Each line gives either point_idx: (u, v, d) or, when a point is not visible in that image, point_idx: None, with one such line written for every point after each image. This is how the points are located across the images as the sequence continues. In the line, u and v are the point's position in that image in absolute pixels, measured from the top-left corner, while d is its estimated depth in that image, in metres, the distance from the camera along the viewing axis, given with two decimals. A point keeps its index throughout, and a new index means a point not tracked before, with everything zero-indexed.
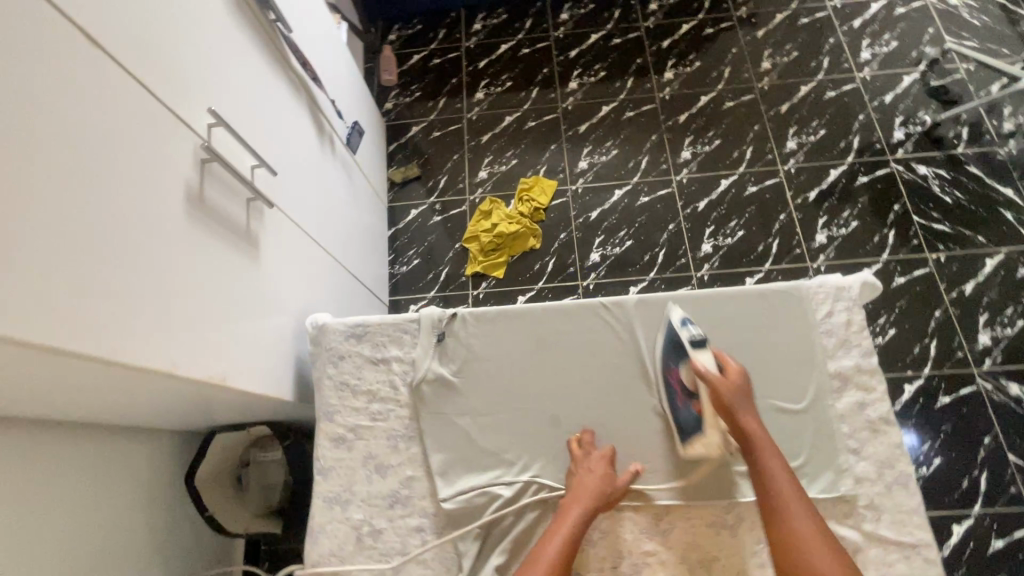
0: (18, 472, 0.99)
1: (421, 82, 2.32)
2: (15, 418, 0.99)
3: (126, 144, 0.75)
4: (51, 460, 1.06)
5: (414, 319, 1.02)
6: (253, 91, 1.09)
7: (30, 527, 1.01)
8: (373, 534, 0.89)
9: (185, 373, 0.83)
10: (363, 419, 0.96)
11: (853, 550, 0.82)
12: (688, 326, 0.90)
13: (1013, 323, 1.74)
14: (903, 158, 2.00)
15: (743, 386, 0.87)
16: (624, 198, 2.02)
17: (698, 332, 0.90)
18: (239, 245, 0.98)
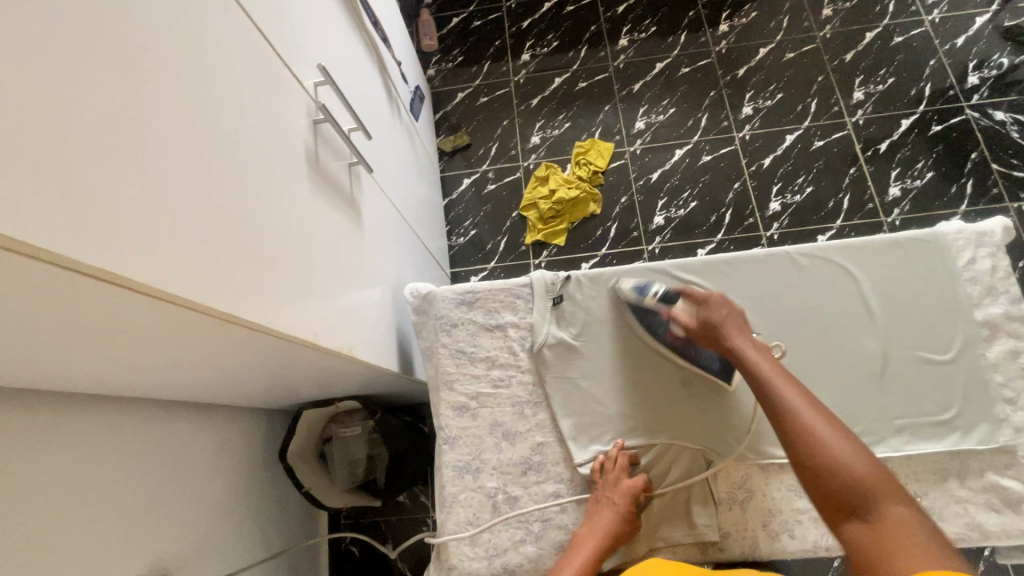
0: (120, 453, 0.97)
1: (463, 47, 2.23)
2: (116, 399, 0.97)
3: (257, 104, 0.73)
4: (153, 443, 1.05)
5: (526, 283, 0.99)
6: (343, 49, 1.05)
7: (133, 508, 0.98)
8: (509, 502, 0.87)
9: (322, 344, 0.82)
10: (485, 386, 0.94)
11: (1016, 501, 0.79)
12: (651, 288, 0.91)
13: None
14: (978, 104, 1.91)
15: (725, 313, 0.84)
16: (685, 159, 1.95)
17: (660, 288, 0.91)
18: (349, 213, 0.96)
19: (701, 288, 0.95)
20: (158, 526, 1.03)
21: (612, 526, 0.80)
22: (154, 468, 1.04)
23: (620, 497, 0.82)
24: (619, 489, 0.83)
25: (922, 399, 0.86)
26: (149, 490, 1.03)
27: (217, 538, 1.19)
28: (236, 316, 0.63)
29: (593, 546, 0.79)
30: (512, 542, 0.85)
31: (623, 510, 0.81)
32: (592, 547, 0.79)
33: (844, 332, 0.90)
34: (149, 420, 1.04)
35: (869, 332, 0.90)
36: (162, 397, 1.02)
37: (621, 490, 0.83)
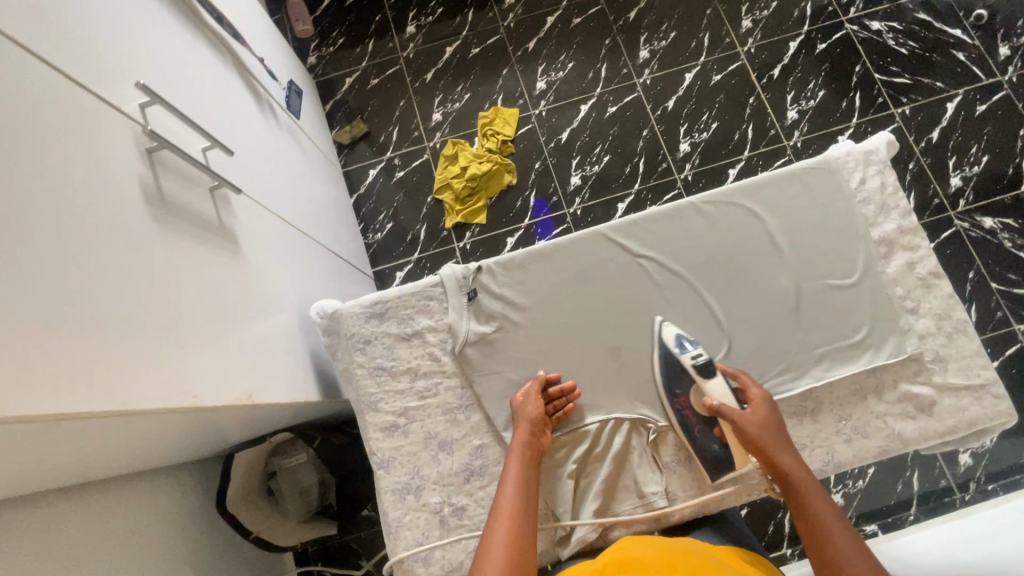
0: (39, 553, 0.86)
1: (341, 27, 2.06)
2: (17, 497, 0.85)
3: (59, 144, 0.59)
4: (64, 534, 0.91)
5: (437, 282, 0.92)
6: (177, 56, 0.90)
7: None
8: (456, 513, 0.83)
9: (210, 403, 0.71)
10: (411, 400, 0.88)
11: (928, 404, 0.84)
12: (688, 348, 0.84)
13: (978, 161, 1.80)
14: (856, 17, 1.97)
15: (767, 416, 0.80)
16: (592, 113, 1.91)
17: (701, 354, 0.84)
18: (218, 245, 0.84)
19: (617, 256, 0.92)
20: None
21: (528, 446, 0.80)
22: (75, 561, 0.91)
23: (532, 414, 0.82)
24: (530, 406, 0.83)
25: (836, 325, 0.88)
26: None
27: None
28: (70, 411, 0.51)
29: (515, 470, 0.77)
30: (466, 552, 0.82)
31: (535, 426, 0.81)
32: (516, 471, 0.77)
33: (758, 273, 0.90)
34: (47, 512, 0.90)
35: (780, 268, 0.90)
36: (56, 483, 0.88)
37: (535, 404, 0.83)
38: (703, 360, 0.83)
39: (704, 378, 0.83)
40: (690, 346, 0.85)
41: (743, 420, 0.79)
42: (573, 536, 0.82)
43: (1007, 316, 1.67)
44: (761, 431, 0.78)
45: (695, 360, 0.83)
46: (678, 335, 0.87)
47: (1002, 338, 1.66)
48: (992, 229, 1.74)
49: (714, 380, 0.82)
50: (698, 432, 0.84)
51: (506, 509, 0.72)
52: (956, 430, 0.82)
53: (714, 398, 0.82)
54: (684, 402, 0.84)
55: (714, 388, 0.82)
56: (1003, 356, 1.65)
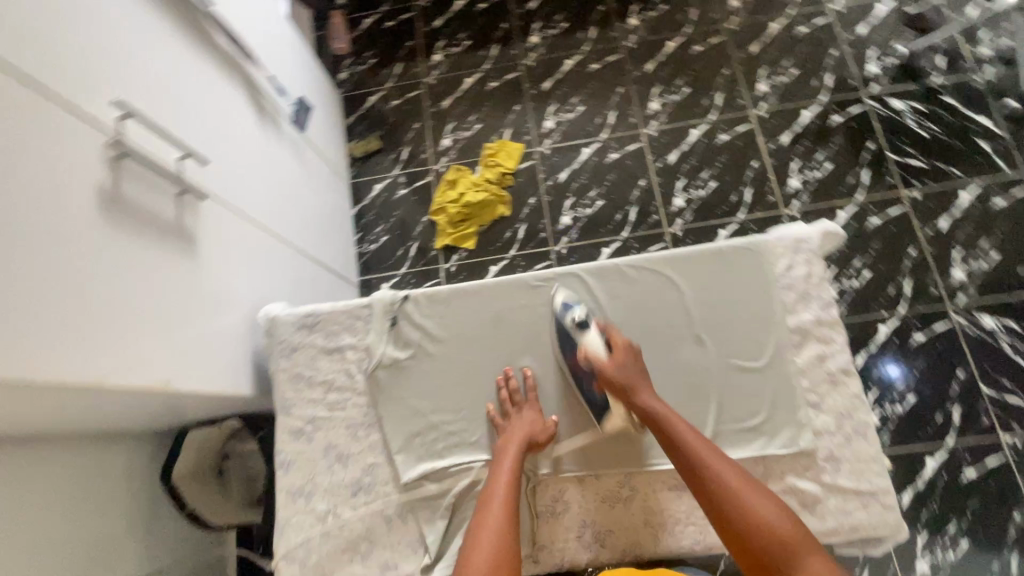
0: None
1: (375, 49, 2.21)
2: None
3: (24, 150, 0.70)
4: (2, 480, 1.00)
5: (366, 304, 0.99)
6: (171, 75, 1.02)
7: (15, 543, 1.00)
8: (338, 523, 0.89)
9: (116, 384, 0.78)
10: (321, 409, 0.95)
11: (812, 501, 0.83)
12: (571, 310, 0.91)
13: (987, 256, 1.72)
14: (877, 93, 1.93)
15: (631, 360, 0.87)
16: (593, 156, 1.96)
17: (582, 314, 0.91)
18: (172, 243, 0.94)
19: (534, 303, 0.96)
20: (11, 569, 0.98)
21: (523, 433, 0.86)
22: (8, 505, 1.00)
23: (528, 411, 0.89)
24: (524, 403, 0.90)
25: (733, 405, 0.88)
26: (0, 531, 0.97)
27: (112, 561, 1.20)
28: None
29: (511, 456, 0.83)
30: (340, 562, 0.87)
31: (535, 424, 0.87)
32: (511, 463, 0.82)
33: (665, 340, 0.92)
34: (13, 458, 1.02)
35: (689, 341, 0.92)
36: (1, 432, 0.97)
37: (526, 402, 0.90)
38: (581, 317, 0.91)
39: (580, 333, 0.90)
40: (576, 309, 0.92)
41: (608, 369, 0.86)
42: (437, 568, 0.85)
43: (994, 423, 1.58)
44: (624, 373, 0.86)
45: (576, 320, 0.91)
46: (568, 300, 0.94)
47: (984, 445, 1.57)
48: (991, 328, 1.66)
49: (588, 334, 0.89)
50: (589, 387, 0.91)
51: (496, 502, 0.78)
52: (836, 533, 0.82)
53: (588, 348, 0.88)
54: (574, 361, 0.92)
55: (589, 340, 0.89)
56: (984, 465, 1.55)
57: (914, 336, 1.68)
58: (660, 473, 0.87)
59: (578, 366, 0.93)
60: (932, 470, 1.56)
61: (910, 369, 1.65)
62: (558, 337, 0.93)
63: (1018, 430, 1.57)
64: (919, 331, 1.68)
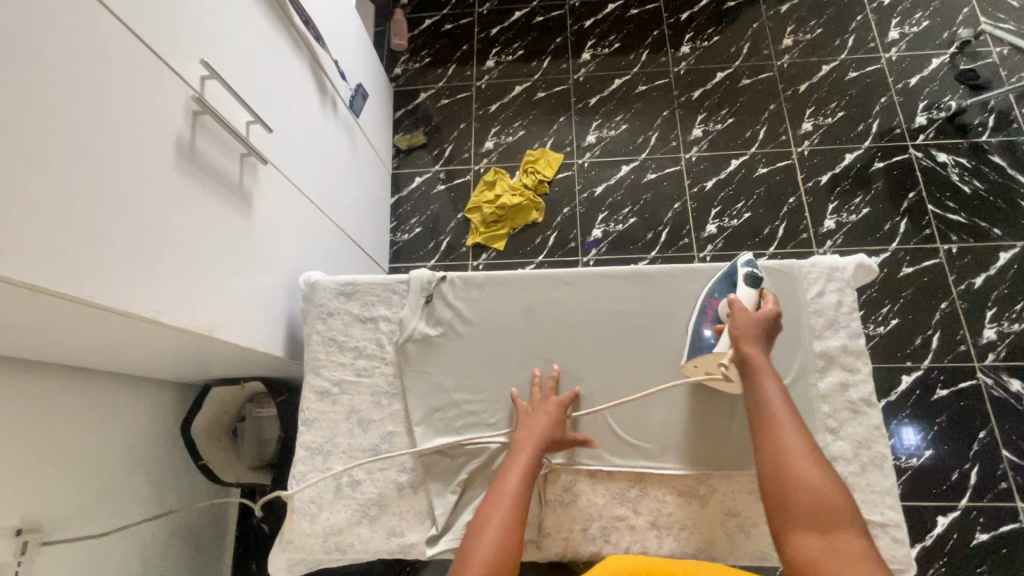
0: (31, 412, 1.04)
1: (432, 48, 2.29)
2: (32, 362, 1.05)
3: (119, 94, 0.77)
4: (37, 403, 1.05)
5: (404, 281, 1.03)
6: (251, 46, 1.09)
7: (40, 464, 1.05)
8: (351, 485, 0.92)
9: (167, 320, 0.83)
10: (348, 375, 0.98)
11: None
12: (752, 266, 0.91)
13: (1020, 319, 1.69)
14: (922, 144, 1.94)
15: (764, 326, 0.85)
16: (631, 174, 2.00)
17: (755, 272, 0.90)
18: (232, 199, 1.00)
19: (564, 299, 0.99)
20: (32, 489, 1.04)
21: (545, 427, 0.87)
22: (39, 428, 1.05)
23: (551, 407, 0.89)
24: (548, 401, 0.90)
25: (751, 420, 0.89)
26: (28, 451, 1.03)
27: (123, 501, 1.24)
28: (45, 287, 0.65)
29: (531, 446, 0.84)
30: (348, 523, 0.90)
31: (556, 420, 0.88)
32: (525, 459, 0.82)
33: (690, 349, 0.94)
34: (51, 384, 1.08)
35: None
36: (44, 356, 1.03)
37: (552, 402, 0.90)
38: (753, 273, 0.90)
39: (743, 285, 0.90)
40: (756, 269, 0.92)
41: (739, 316, 0.85)
42: (440, 540, 0.86)
43: (1011, 489, 1.54)
44: (744, 328, 0.84)
45: (748, 271, 0.90)
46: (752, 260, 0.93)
47: (1000, 511, 1.53)
48: (1017, 392, 1.63)
49: (747, 288, 0.89)
50: (706, 325, 0.91)
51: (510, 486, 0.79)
52: None
53: (739, 300, 0.88)
54: (715, 303, 0.92)
55: (741, 293, 0.89)
56: (997, 530, 1.51)
57: (937, 390, 1.65)
58: (670, 478, 0.88)
59: (601, 364, 0.95)
60: (942, 528, 1.52)
61: (930, 423, 1.62)
62: (715, 282, 0.94)
63: None
64: (943, 385, 1.65)
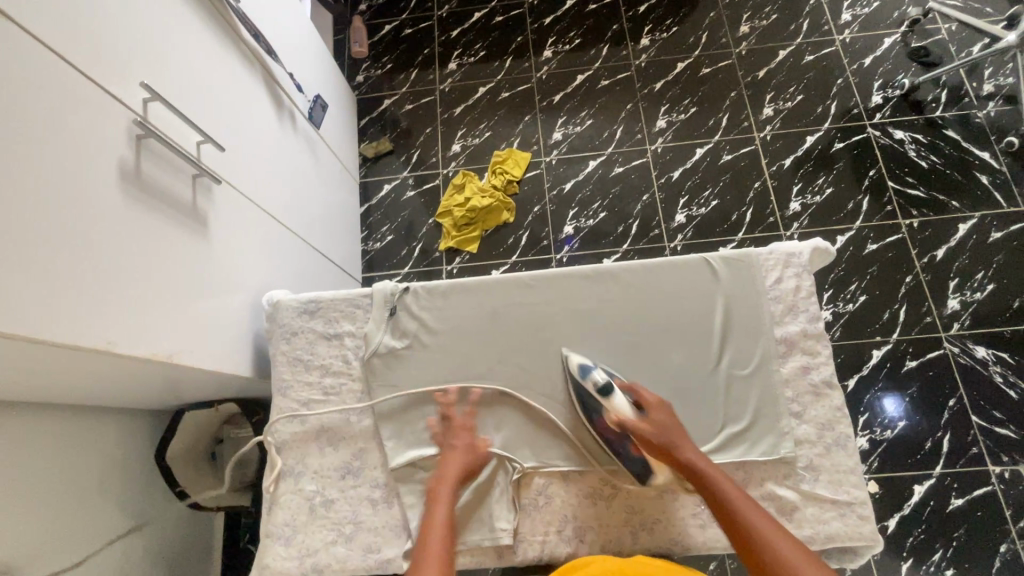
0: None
1: (392, 54, 2.27)
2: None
3: (56, 124, 0.74)
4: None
5: (367, 294, 1.02)
6: (197, 65, 1.07)
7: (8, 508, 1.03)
8: (325, 505, 0.91)
9: (122, 350, 0.81)
10: (316, 393, 0.97)
11: (790, 509, 0.85)
12: (591, 373, 0.88)
13: (982, 288, 1.74)
14: (880, 122, 1.97)
15: (668, 420, 0.86)
16: (598, 169, 2.00)
17: (601, 376, 0.88)
18: (186, 222, 0.98)
19: (529, 302, 0.99)
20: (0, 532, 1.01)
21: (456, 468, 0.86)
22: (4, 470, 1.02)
23: (461, 447, 0.89)
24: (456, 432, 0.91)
25: (717, 411, 0.90)
26: None
27: (99, 536, 1.22)
28: None
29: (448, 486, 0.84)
30: (323, 543, 0.89)
31: (467, 450, 0.89)
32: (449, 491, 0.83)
33: (654, 345, 0.95)
34: (16, 424, 1.06)
35: (678, 347, 0.94)
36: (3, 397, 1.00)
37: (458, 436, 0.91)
38: (602, 381, 0.87)
39: (605, 399, 0.87)
40: (596, 372, 0.89)
41: (643, 430, 0.84)
42: None
43: (983, 454, 1.58)
44: (664, 434, 0.84)
45: (597, 381, 0.87)
46: (584, 363, 0.91)
47: (973, 475, 1.57)
48: (983, 359, 1.67)
49: (614, 397, 0.86)
50: (619, 449, 0.87)
51: (438, 515, 0.80)
52: (811, 541, 0.83)
53: (620, 411, 0.86)
54: (602, 424, 0.89)
55: (617, 404, 0.87)
56: (971, 495, 1.55)
57: (906, 362, 1.69)
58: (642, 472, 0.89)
59: (568, 365, 0.96)
60: (919, 497, 1.56)
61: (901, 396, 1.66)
62: (581, 399, 0.90)
63: (1006, 462, 1.57)
64: (912, 357, 1.69)
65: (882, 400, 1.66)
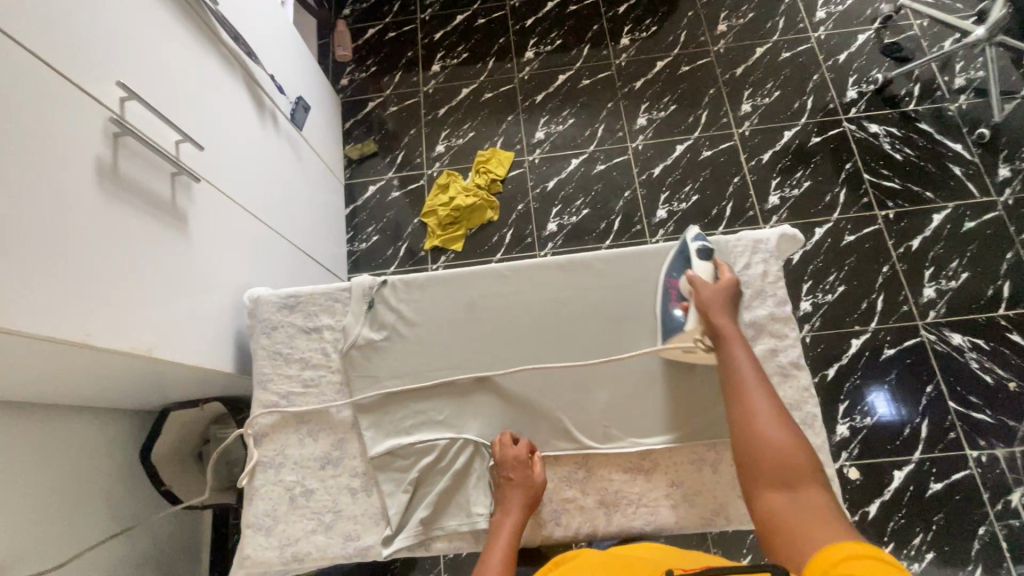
0: None
1: (376, 57, 2.30)
2: None
3: (31, 122, 0.76)
4: None
5: (346, 288, 1.04)
6: (175, 65, 1.09)
7: None
8: (305, 494, 0.92)
9: (98, 343, 0.82)
10: (296, 386, 0.99)
11: None
12: (698, 239, 0.95)
13: (957, 276, 1.77)
14: (855, 117, 2.01)
15: (728, 295, 0.90)
16: (581, 167, 2.03)
17: (703, 247, 0.95)
18: (164, 219, 0.99)
19: (504, 293, 1.01)
20: None
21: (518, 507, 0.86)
22: None
23: (519, 482, 0.86)
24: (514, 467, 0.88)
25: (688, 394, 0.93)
26: None
27: (85, 538, 1.22)
28: None
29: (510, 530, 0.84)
30: (304, 532, 0.90)
31: (527, 485, 0.87)
32: (513, 523, 0.84)
33: (627, 331, 0.97)
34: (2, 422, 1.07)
35: (650, 332, 0.96)
36: None
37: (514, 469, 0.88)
38: (702, 248, 0.94)
39: (695, 262, 0.94)
40: (701, 241, 0.96)
41: (704, 288, 0.90)
42: (396, 539, 0.88)
43: (960, 438, 1.61)
44: (715, 300, 0.88)
45: (693, 248, 0.95)
46: (697, 235, 0.97)
47: (950, 460, 1.60)
48: (959, 345, 1.70)
49: (702, 262, 0.93)
50: (672, 304, 0.93)
51: (498, 550, 0.81)
52: None
53: (695, 273, 0.92)
54: (673, 281, 0.95)
55: (697, 267, 0.93)
56: (950, 479, 1.58)
57: (884, 350, 1.72)
58: (616, 456, 0.92)
59: (543, 353, 0.97)
60: (899, 483, 1.59)
61: (880, 383, 1.69)
62: (670, 263, 0.97)
63: (983, 446, 1.60)
64: (890, 345, 1.72)
65: (870, 395, 1.68)
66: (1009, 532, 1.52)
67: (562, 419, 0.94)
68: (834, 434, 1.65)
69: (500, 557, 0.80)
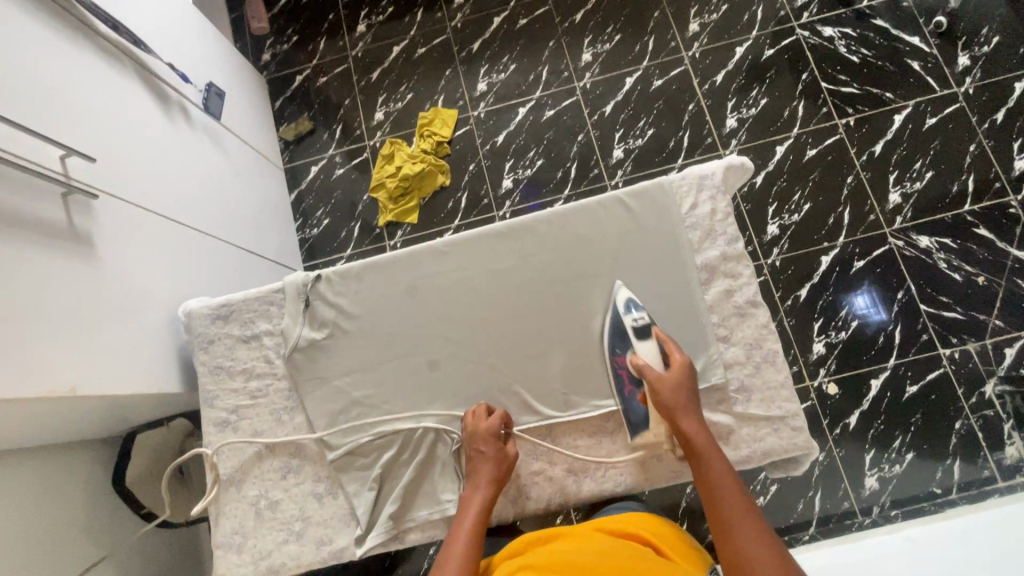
0: None
1: (296, 25, 2.11)
2: None
3: None
4: None
5: (279, 289, 0.97)
6: (42, 71, 0.97)
7: None
8: (271, 506, 0.90)
9: (9, 395, 0.76)
10: (243, 399, 0.94)
11: (726, 432, 0.86)
12: (632, 312, 0.88)
13: (921, 177, 1.73)
14: (808, 22, 1.90)
15: (685, 381, 0.84)
16: (529, 116, 1.92)
17: (642, 318, 0.88)
18: (62, 246, 0.91)
19: (445, 270, 0.95)
20: None
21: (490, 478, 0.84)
22: None
23: (490, 453, 0.84)
24: (485, 438, 0.85)
25: None
26: None
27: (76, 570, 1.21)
28: None
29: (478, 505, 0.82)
30: (275, 543, 0.88)
31: (498, 458, 0.85)
32: (482, 500, 0.82)
33: (577, 293, 0.92)
34: None
35: (599, 293, 0.92)
36: None
37: (486, 440, 0.85)
38: (643, 323, 0.88)
39: (636, 339, 0.87)
40: (635, 311, 0.89)
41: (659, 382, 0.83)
42: (368, 537, 0.87)
43: (933, 339, 1.63)
44: (674, 392, 0.83)
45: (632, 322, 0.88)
46: (628, 300, 0.90)
47: (926, 361, 1.61)
48: (927, 248, 1.69)
49: (645, 342, 0.87)
50: (626, 391, 0.88)
51: (465, 527, 0.79)
52: (750, 460, 0.85)
53: (641, 359, 0.86)
54: (620, 362, 0.89)
55: (641, 349, 0.87)
56: (925, 380, 1.60)
57: (854, 263, 1.70)
58: (580, 421, 0.90)
59: (493, 328, 0.93)
60: (876, 390, 1.61)
61: (853, 296, 1.68)
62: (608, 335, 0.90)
63: (955, 343, 1.62)
64: (860, 257, 1.70)
65: (844, 300, 1.68)
66: (986, 423, 1.56)
67: (522, 392, 0.91)
68: (811, 353, 1.66)
69: (468, 538, 0.78)
